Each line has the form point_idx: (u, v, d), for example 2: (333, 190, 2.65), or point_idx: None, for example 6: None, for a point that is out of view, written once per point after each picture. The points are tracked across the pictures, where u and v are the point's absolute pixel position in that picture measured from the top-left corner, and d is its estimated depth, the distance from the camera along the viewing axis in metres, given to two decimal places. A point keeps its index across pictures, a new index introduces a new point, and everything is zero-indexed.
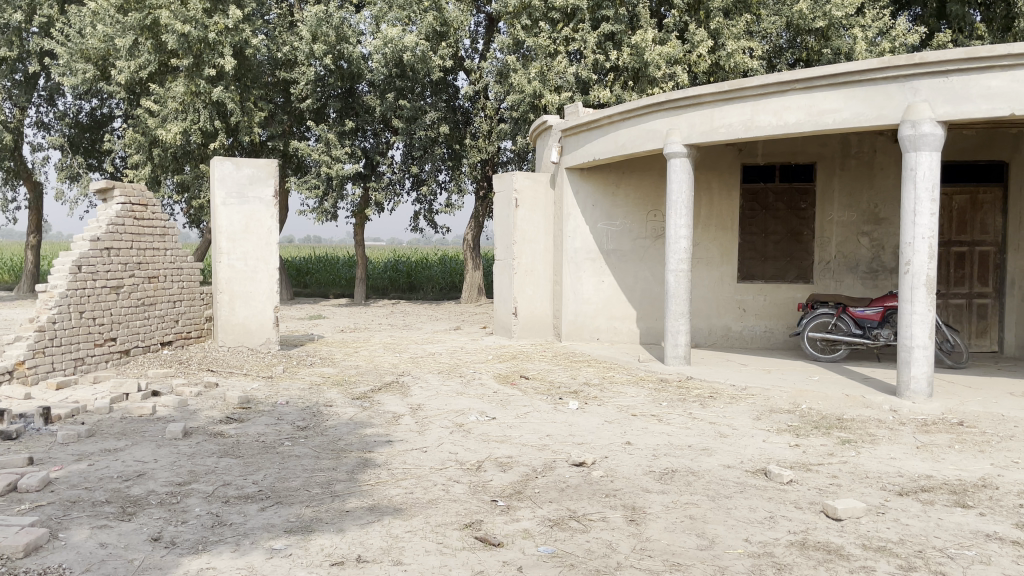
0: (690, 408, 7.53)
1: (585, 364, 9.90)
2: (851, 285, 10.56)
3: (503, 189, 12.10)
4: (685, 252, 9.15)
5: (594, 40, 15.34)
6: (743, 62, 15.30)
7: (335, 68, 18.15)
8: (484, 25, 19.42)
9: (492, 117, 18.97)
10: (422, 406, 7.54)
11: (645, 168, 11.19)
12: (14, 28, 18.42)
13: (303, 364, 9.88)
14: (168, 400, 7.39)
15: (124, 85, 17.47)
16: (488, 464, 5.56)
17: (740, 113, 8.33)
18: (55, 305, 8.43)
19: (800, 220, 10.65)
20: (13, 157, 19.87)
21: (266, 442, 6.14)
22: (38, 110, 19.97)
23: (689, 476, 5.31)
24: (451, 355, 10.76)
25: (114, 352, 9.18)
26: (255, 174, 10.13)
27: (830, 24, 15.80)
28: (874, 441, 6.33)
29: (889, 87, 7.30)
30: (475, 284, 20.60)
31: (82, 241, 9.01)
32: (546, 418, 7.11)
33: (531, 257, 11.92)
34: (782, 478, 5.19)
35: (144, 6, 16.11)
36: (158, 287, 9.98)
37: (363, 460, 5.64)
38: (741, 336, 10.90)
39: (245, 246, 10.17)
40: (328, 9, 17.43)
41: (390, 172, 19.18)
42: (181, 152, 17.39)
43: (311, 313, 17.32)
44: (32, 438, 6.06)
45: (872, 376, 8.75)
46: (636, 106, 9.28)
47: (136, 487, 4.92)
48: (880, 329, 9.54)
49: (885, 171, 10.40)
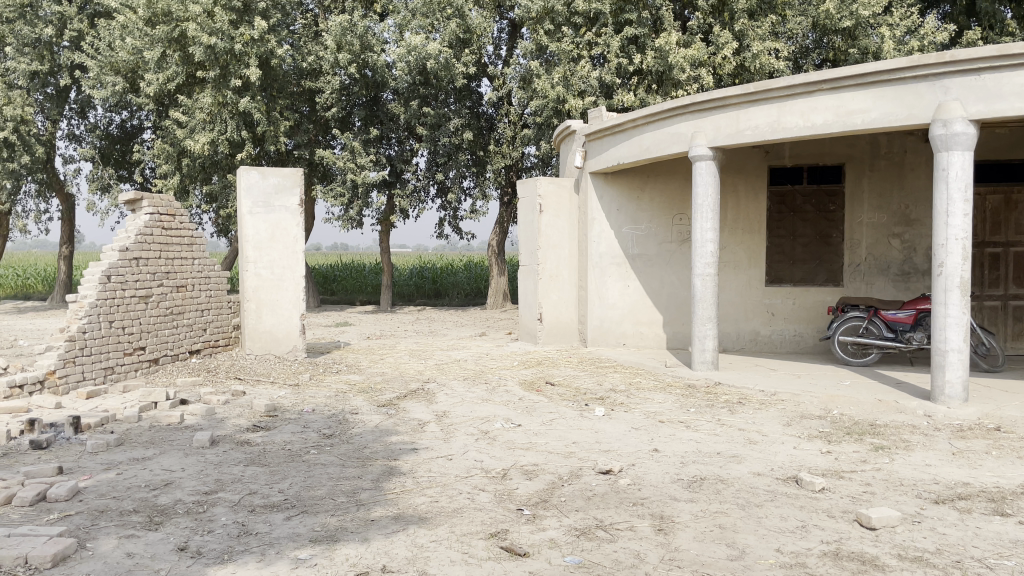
0: (718, 414, 7.43)
1: (611, 370, 9.82)
2: (883, 287, 10.37)
3: (527, 195, 12.08)
4: (712, 255, 9.04)
5: (618, 44, 15.25)
6: (769, 63, 15.14)
7: (359, 77, 18.31)
8: (507, 31, 19.44)
9: (516, 123, 18.97)
10: (448, 413, 7.52)
11: (670, 171, 11.10)
12: (45, 43, 18.76)
13: (330, 371, 9.91)
14: (196, 409, 7.43)
15: (153, 97, 17.72)
16: (513, 472, 5.52)
17: (766, 115, 8.22)
18: (85, 314, 8.52)
19: (829, 222, 10.49)
20: (46, 169, 20.20)
21: (292, 450, 6.15)
22: (70, 122, 20.29)
23: (718, 484, 5.22)
24: (476, 362, 10.73)
25: (143, 362, 9.27)
26: (282, 183, 10.18)
27: (857, 23, 15.59)
28: (909, 448, 6.19)
29: (920, 86, 7.16)
30: (500, 290, 20.60)
31: (111, 252, 9.11)
32: (572, 425, 7.05)
33: (556, 262, 11.86)
34: (814, 485, 5.09)
35: (172, 18, 16.35)
36: (186, 296, 10.07)
37: (388, 468, 5.62)
38: (770, 340, 10.77)
39: (272, 254, 10.23)
40: (353, 19, 17.57)
41: (415, 179, 19.24)
42: (209, 162, 17.58)
43: (338, 320, 17.40)
44: (62, 448, 6.13)
45: (905, 381, 8.57)
46: (660, 110, 9.21)
47: (163, 496, 4.94)
48: (912, 332, 9.36)
49: (915, 171, 10.21)
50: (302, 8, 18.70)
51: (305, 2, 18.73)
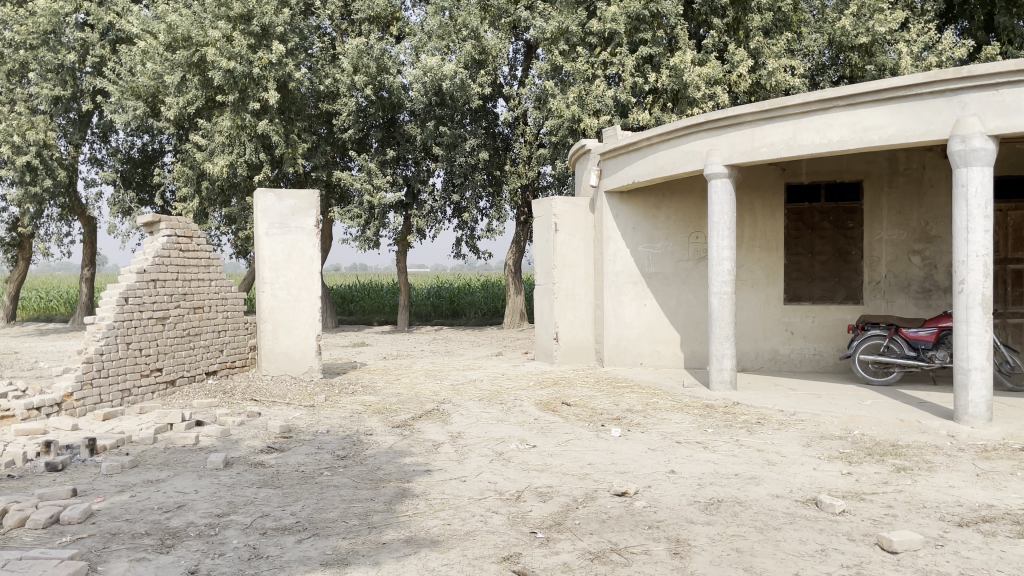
0: (736, 435, 7.32)
1: (628, 390, 9.73)
2: (903, 305, 10.24)
3: (542, 214, 12.07)
4: (729, 273, 8.96)
5: (633, 63, 15.21)
6: (785, 80, 15.07)
7: (376, 99, 18.49)
8: (522, 52, 19.56)
9: (532, 142, 19.00)
10: (462, 434, 7.47)
11: (686, 190, 11.06)
12: (68, 68, 19.09)
13: (346, 392, 9.89)
14: (211, 431, 7.44)
15: (174, 121, 17.95)
16: (527, 494, 5.46)
17: (782, 132, 8.18)
18: (103, 336, 8.57)
19: (848, 240, 10.38)
20: (68, 193, 20.48)
21: (305, 472, 6.12)
22: (92, 147, 20.58)
23: (736, 507, 5.13)
24: (492, 382, 10.68)
25: (160, 383, 9.31)
26: (298, 205, 10.27)
27: (874, 39, 15.51)
28: (932, 469, 6.05)
29: (937, 102, 7.10)
30: (517, 310, 20.58)
31: (129, 274, 9.19)
32: (588, 446, 6.98)
33: (572, 282, 11.82)
34: (834, 508, 4.98)
35: (191, 44, 16.60)
36: (203, 317, 10.13)
37: (401, 490, 5.57)
38: (789, 359, 10.65)
39: (288, 275, 10.27)
40: (369, 42, 17.76)
41: (431, 200, 19.30)
42: (228, 185, 17.75)
43: (355, 341, 17.42)
44: (77, 470, 6.14)
45: (928, 400, 8.42)
46: (675, 128, 9.19)
47: (175, 519, 4.92)
48: (935, 350, 9.19)
49: (935, 188, 10.10)
50: (320, 32, 18.93)
51: (322, 26, 18.95)
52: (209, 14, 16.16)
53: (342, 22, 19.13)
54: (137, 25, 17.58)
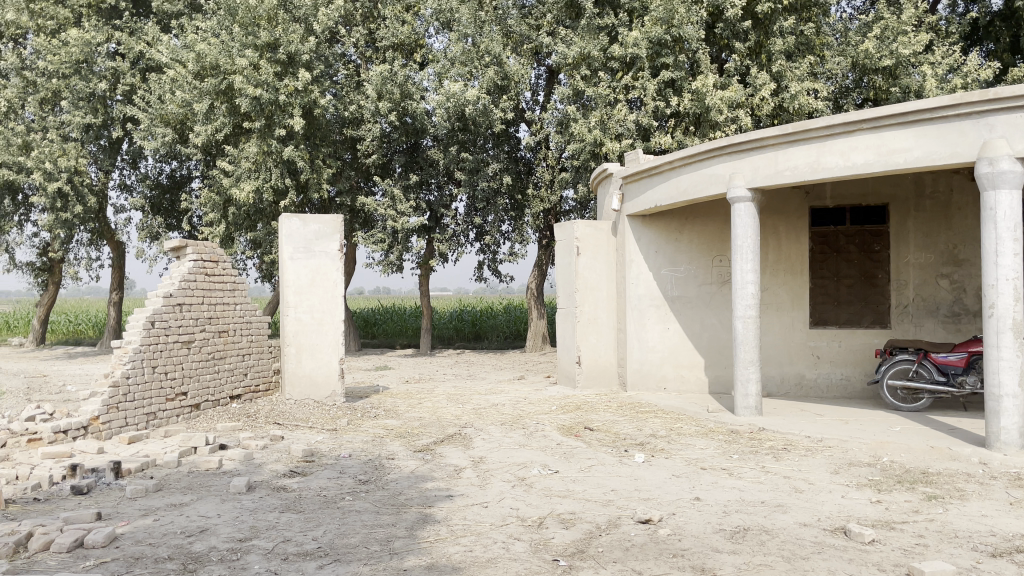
0: (762, 462, 7.22)
1: (652, 415, 9.63)
2: (932, 329, 10.09)
3: (564, 238, 12.08)
4: (753, 297, 8.88)
5: (655, 87, 15.21)
6: (808, 103, 14.97)
7: (400, 125, 18.68)
8: (544, 78, 19.69)
9: (554, 166, 19.05)
10: (484, 459, 7.43)
11: (709, 213, 11.03)
12: (99, 96, 19.50)
13: (368, 416, 9.89)
14: (235, 454, 7.48)
15: (201, 147, 18.23)
16: (550, 520, 5.41)
17: (805, 155, 8.13)
18: (129, 360, 8.66)
19: (875, 263, 10.26)
20: (98, 218, 20.85)
21: (327, 497, 6.11)
22: (121, 173, 20.94)
23: (763, 535, 5.04)
24: (514, 406, 10.63)
25: (185, 407, 9.38)
26: (322, 230, 10.35)
27: (898, 62, 15.39)
28: (963, 498, 5.91)
29: (963, 124, 7.04)
30: (539, 333, 20.54)
31: (156, 298, 9.29)
32: (611, 472, 6.91)
33: (594, 305, 11.77)
34: (863, 537, 4.89)
35: (219, 72, 16.90)
36: (228, 341, 10.22)
37: (423, 516, 5.54)
38: (816, 384, 10.51)
39: (311, 299, 10.33)
40: (393, 68, 18.01)
41: (454, 224, 19.39)
42: (254, 211, 17.96)
43: (378, 364, 17.45)
44: (102, 493, 6.19)
45: (959, 427, 8.26)
46: (698, 152, 9.17)
47: (198, 543, 4.93)
48: (965, 376, 9.01)
49: (963, 211, 9.97)
50: (345, 59, 19.20)
51: (347, 53, 19.20)
52: (237, 42, 16.48)
53: (367, 49, 19.39)
54: (167, 54, 17.91)
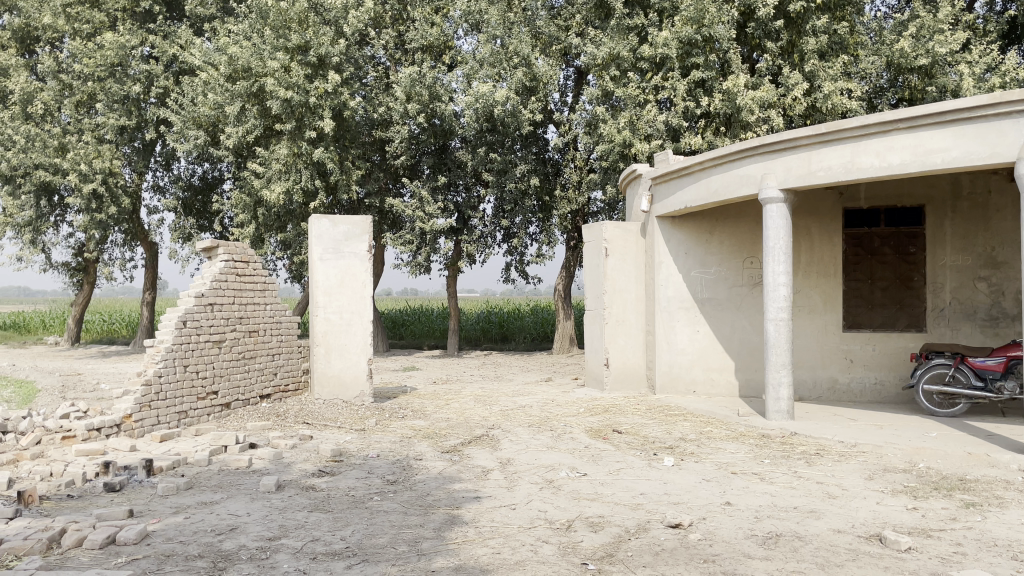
0: (794, 466, 7.12)
1: (681, 418, 9.54)
2: (969, 333, 9.87)
3: (592, 239, 12.01)
4: (785, 299, 8.76)
5: (685, 88, 15.08)
6: (842, 103, 14.72)
7: (428, 126, 18.75)
8: (572, 79, 19.64)
9: (582, 167, 19.01)
10: (511, 461, 7.40)
11: (740, 214, 10.91)
12: (133, 99, 19.81)
13: (396, 417, 9.91)
14: (265, 453, 7.53)
15: (232, 149, 18.42)
16: (579, 524, 5.36)
17: (839, 156, 8.01)
18: (162, 359, 8.76)
19: (910, 265, 10.08)
20: (132, 219, 21.15)
21: (355, 497, 6.12)
22: (154, 174, 21.24)
23: (795, 542, 4.95)
24: (542, 408, 10.58)
25: (215, 406, 9.47)
26: (351, 231, 10.40)
27: (934, 61, 15.10)
28: (1002, 505, 5.77)
29: (1002, 124, 6.90)
30: (566, 335, 20.46)
31: (188, 297, 9.39)
32: (640, 476, 6.84)
33: (622, 307, 11.69)
34: (899, 545, 4.78)
35: (251, 74, 17.07)
36: (258, 340, 10.30)
37: (450, 517, 5.53)
38: (849, 389, 10.36)
39: (340, 299, 10.37)
40: (422, 70, 18.07)
41: (481, 225, 19.39)
42: (284, 212, 18.11)
43: (406, 365, 17.49)
44: (134, 490, 6.26)
45: (997, 433, 8.07)
46: (729, 152, 9.06)
47: (228, 541, 4.96)
48: (1003, 381, 8.82)
49: (1001, 213, 9.76)
50: (374, 61, 19.30)
51: (377, 56, 19.30)
52: (268, 45, 16.63)
53: (396, 51, 19.47)
54: (199, 57, 18.12)
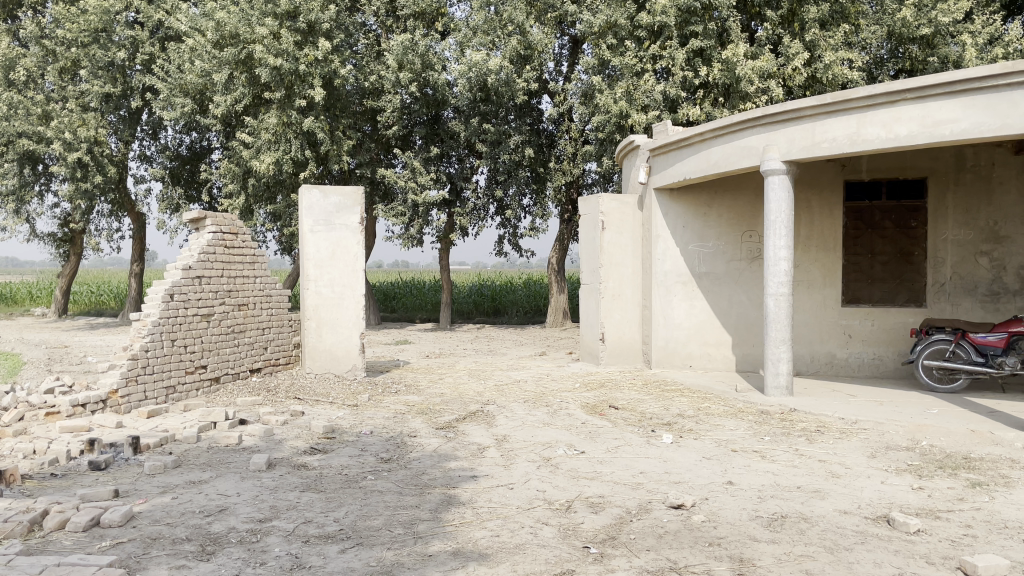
0: (795, 444, 7.00)
1: (678, 394, 9.40)
2: (970, 309, 9.75)
3: (589, 212, 11.80)
4: (786, 274, 8.60)
5: (683, 57, 14.81)
6: (842, 74, 14.55)
7: (421, 96, 18.43)
8: (568, 47, 19.27)
9: (577, 139, 18.74)
10: (507, 438, 7.26)
11: (740, 186, 10.70)
12: (118, 66, 19.36)
13: (389, 392, 9.75)
14: (255, 430, 7.36)
15: (220, 118, 18.06)
16: (578, 504, 5.22)
17: (844, 127, 7.79)
18: (148, 333, 8.54)
19: (911, 240, 9.93)
20: (119, 189, 20.77)
21: (349, 475, 5.96)
22: (141, 143, 20.82)
23: (802, 523, 4.82)
24: (537, 383, 10.44)
25: (204, 381, 9.28)
26: (343, 202, 10.14)
27: (936, 31, 14.88)
28: (1009, 485, 5.65)
29: (1014, 94, 6.70)
30: (560, 309, 20.30)
31: (175, 270, 9.16)
32: (639, 454, 6.71)
33: (619, 281, 11.52)
34: (908, 527, 4.65)
35: (239, 41, 16.64)
36: (248, 314, 10.08)
37: (447, 497, 5.37)
38: (847, 363, 10.25)
39: (332, 272, 10.16)
40: (414, 38, 17.67)
41: (475, 197, 19.12)
42: (274, 182, 17.80)
43: (398, 338, 17.29)
44: (120, 469, 6.08)
45: (1000, 410, 7.96)
46: (730, 123, 8.83)
47: (217, 523, 4.79)
48: (1005, 357, 8.70)
49: (1004, 186, 9.59)
50: (365, 28, 18.87)
51: (368, 23, 18.87)
52: (256, 11, 16.18)
53: (387, 18, 18.99)
54: (186, 23, 17.64)
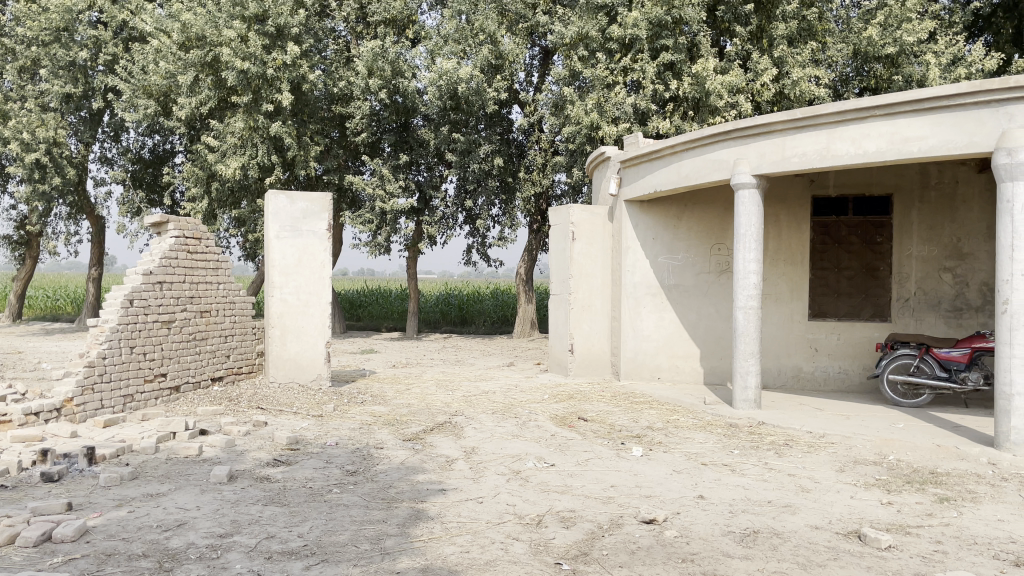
0: (765, 457, 6.99)
1: (647, 406, 9.36)
2: (933, 324, 9.87)
3: (559, 222, 11.77)
4: (755, 287, 8.61)
5: (654, 70, 14.88)
6: (809, 90, 14.73)
7: (390, 103, 18.29)
8: (539, 58, 19.29)
9: (547, 150, 18.76)
10: (476, 450, 7.14)
11: (709, 200, 10.75)
12: (80, 66, 18.93)
13: (354, 402, 9.57)
14: (216, 441, 7.15)
15: (185, 121, 17.74)
16: (549, 519, 5.12)
17: (814, 142, 7.85)
18: (106, 340, 8.28)
19: (876, 255, 10.04)
20: (77, 192, 20.28)
21: (313, 489, 5.80)
22: (102, 145, 20.37)
23: (774, 539, 4.78)
24: (505, 394, 10.33)
25: (164, 389, 9.02)
26: (309, 208, 9.98)
27: (901, 50, 15.15)
28: (977, 500, 5.69)
29: (981, 112, 6.79)
30: (527, 319, 20.22)
31: (135, 275, 8.93)
32: (609, 466, 6.64)
33: (588, 292, 11.49)
34: (880, 543, 4.63)
35: (205, 43, 16.35)
36: (210, 321, 9.85)
37: (415, 512, 5.25)
38: (813, 377, 10.32)
39: (298, 279, 9.97)
40: (384, 44, 17.54)
41: (443, 206, 19.01)
42: (239, 187, 17.52)
43: (363, 347, 17.06)
44: (74, 481, 5.86)
45: (964, 425, 8.04)
46: (701, 136, 8.87)
47: (175, 538, 4.61)
48: (968, 372, 8.82)
49: (968, 204, 9.74)
50: (334, 33, 18.69)
51: (337, 28, 18.71)
52: (223, 13, 15.91)
53: (357, 24, 18.84)
54: (151, 23, 17.31)
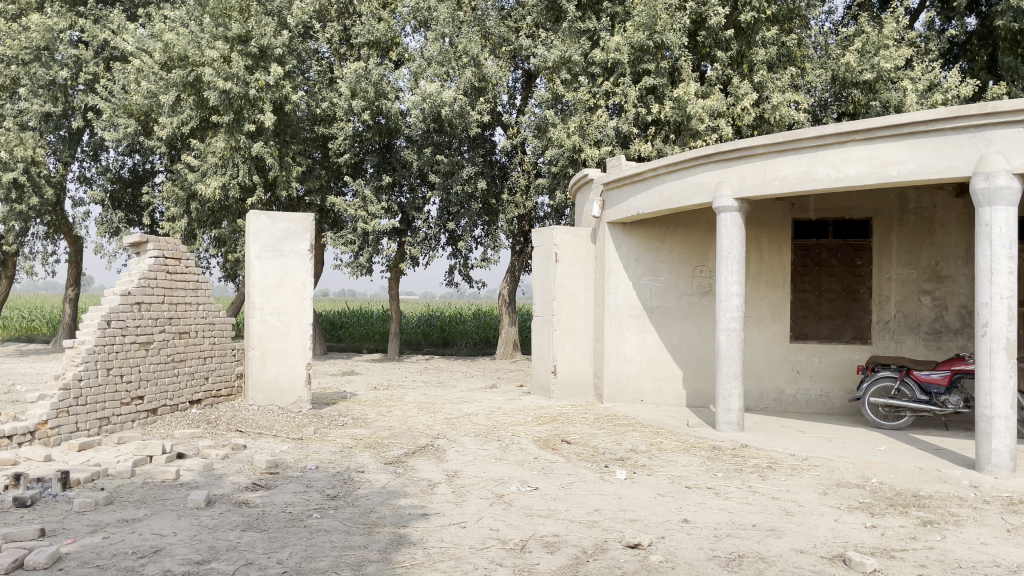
0: (748, 480, 6.97)
1: (630, 429, 9.33)
2: (913, 346, 9.95)
3: (542, 243, 11.74)
4: (738, 309, 8.63)
5: (635, 94, 15.02)
6: (789, 115, 14.90)
7: (373, 124, 18.29)
8: (521, 81, 19.45)
9: (529, 171, 18.81)
10: (459, 474, 7.07)
11: (691, 222, 10.81)
12: (60, 85, 18.83)
13: (335, 425, 9.46)
14: (193, 464, 7.02)
15: (166, 140, 17.65)
16: (533, 544, 5.07)
17: (795, 165, 7.92)
18: (82, 361, 8.15)
19: (857, 278, 10.11)
20: (55, 212, 20.07)
21: (293, 513, 5.70)
22: (81, 165, 20.22)
23: (760, 563, 4.75)
24: (487, 416, 10.25)
25: (141, 412, 8.88)
26: (291, 229, 9.90)
27: (878, 77, 15.39)
28: (959, 523, 5.69)
29: (959, 138, 6.88)
30: (510, 341, 20.16)
31: (112, 296, 8.81)
32: (593, 490, 6.60)
33: (571, 313, 11.48)
34: (865, 566, 4.61)
35: (187, 63, 16.30)
36: (189, 342, 9.73)
37: (396, 536, 5.17)
38: (795, 399, 10.34)
39: (278, 300, 9.88)
40: (368, 66, 17.57)
41: (425, 227, 19.01)
42: (219, 207, 17.41)
43: (344, 369, 16.91)
44: (47, 506, 5.72)
45: (945, 447, 8.07)
46: (683, 158, 8.93)
47: (150, 565, 4.51)
48: (948, 395, 8.87)
49: (945, 228, 9.87)
50: (318, 55, 18.72)
51: (321, 49, 18.74)
52: (206, 33, 15.89)
53: (341, 46, 18.93)
54: (133, 43, 17.25)
